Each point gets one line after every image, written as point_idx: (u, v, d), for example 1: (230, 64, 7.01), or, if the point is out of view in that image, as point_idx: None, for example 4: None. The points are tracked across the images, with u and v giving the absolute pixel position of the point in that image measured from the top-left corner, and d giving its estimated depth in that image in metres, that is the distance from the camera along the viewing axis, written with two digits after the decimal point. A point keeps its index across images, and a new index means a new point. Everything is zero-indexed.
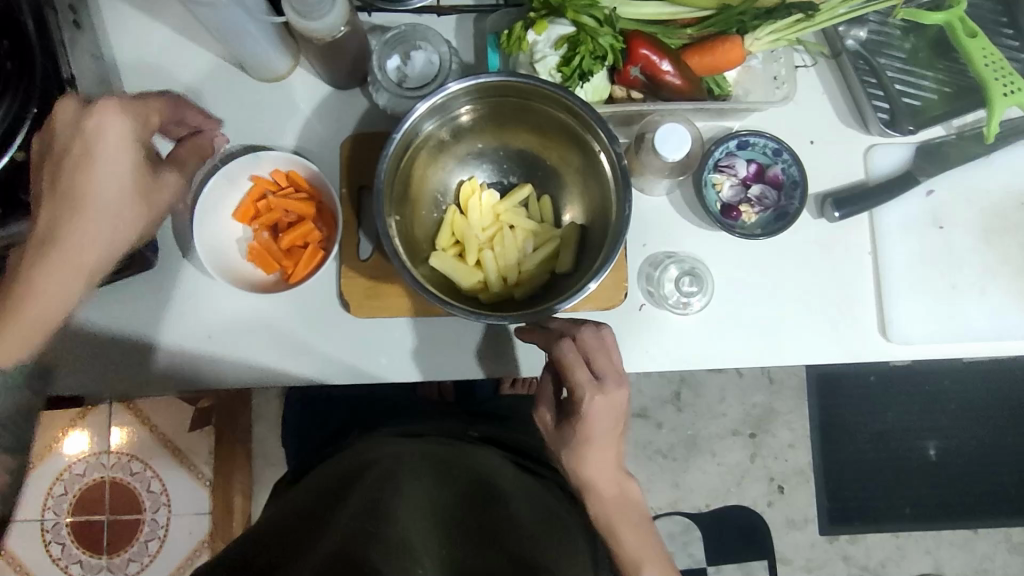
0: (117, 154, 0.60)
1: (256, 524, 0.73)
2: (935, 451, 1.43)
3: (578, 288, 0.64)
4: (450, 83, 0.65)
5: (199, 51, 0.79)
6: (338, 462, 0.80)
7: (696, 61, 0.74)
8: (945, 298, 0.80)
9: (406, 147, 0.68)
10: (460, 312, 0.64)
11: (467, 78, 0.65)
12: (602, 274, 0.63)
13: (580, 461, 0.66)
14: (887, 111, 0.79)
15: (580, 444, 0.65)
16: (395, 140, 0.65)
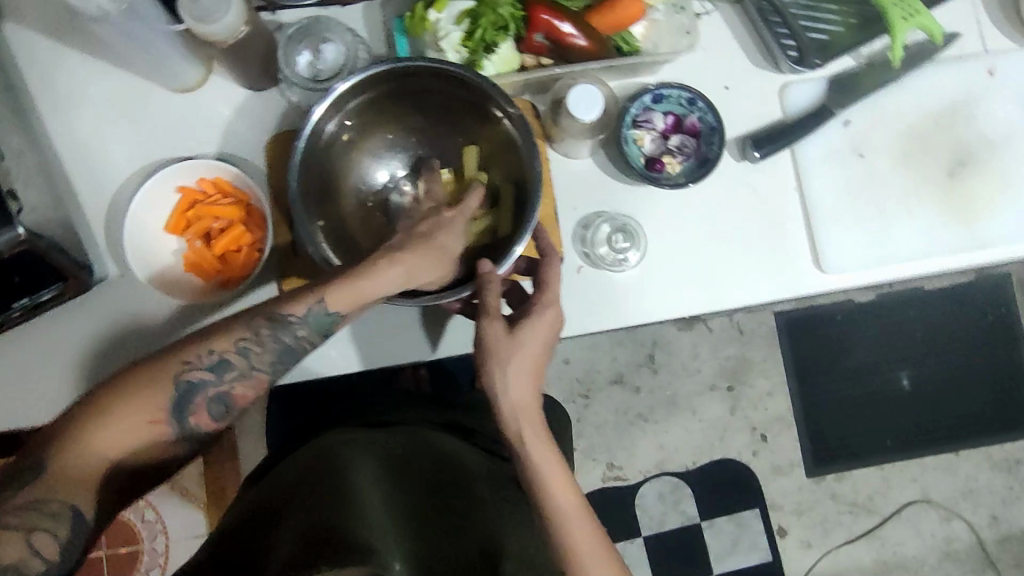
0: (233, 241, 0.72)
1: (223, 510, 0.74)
2: (910, 381, 1.45)
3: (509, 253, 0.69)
4: (337, 85, 0.68)
5: (112, 71, 0.79)
6: (300, 447, 0.79)
7: (598, 20, 0.75)
8: (874, 223, 0.82)
9: (317, 149, 0.71)
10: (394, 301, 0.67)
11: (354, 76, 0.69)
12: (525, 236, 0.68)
13: (515, 380, 0.65)
14: (796, 47, 0.80)
15: (518, 354, 0.65)
16: (301, 142, 0.69)
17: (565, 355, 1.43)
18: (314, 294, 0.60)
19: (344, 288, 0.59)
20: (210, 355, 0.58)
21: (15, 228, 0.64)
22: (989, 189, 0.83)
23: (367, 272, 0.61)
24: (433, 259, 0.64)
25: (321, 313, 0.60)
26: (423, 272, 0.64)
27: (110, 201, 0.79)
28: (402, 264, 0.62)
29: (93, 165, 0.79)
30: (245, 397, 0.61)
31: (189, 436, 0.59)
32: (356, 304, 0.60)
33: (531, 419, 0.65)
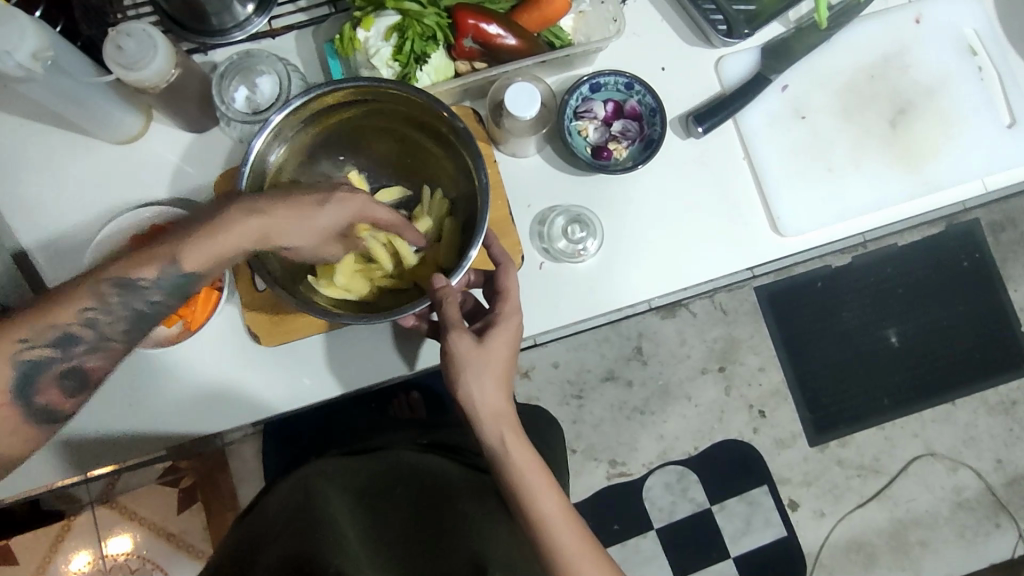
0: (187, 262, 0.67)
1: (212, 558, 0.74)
2: (896, 337, 1.46)
3: (463, 259, 0.67)
4: (273, 114, 0.67)
5: (52, 131, 0.79)
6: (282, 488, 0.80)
7: (526, 19, 0.76)
8: (826, 182, 0.83)
9: (261, 179, 0.70)
10: (355, 321, 0.66)
11: (292, 100, 0.67)
12: (477, 241, 0.66)
13: (486, 392, 0.65)
14: (724, 21, 0.81)
15: (486, 365, 0.65)
16: (247, 173, 0.68)
17: (553, 358, 1.42)
18: (163, 254, 0.58)
19: (197, 250, 0.58)
20: (53, 330, 0.55)
21: None
22: (932, 132, 0.85)
23: (223, 220, 0.59)
24: (301, 223, 0.61)
25: (173, 274, 0.58)
26: (286, 233, 0.61)
27: (64, 262, 0.78)
28: (260, 217, 0.59)
29: (43, 228, 0.78)
30: (101, 369, 0.59)
31: (43, 416, 0.57)
32: (209, 262, 0.59)
33: (509, 423, 0.66)
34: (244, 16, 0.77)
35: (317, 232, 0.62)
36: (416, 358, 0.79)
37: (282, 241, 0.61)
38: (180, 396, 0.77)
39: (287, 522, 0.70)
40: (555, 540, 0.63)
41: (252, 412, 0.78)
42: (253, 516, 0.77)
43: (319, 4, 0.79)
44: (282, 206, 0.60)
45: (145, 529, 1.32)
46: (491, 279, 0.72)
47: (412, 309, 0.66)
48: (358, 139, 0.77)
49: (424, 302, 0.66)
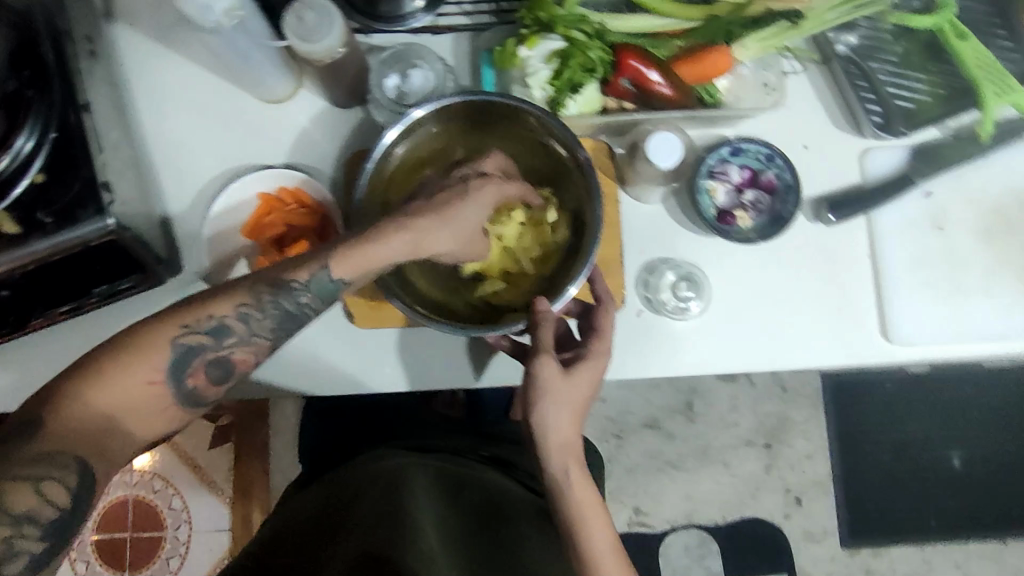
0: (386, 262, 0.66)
1: (280, 527, 0.74)
2: (959, 461, 1.39)
3: (558, 294, 0.67)
4: (414, 109, 0.69)
5: (207, 75, 0.83)
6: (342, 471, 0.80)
7: (685, 70, 0.75)
8: (947, 299, 0.80)
9: (385, 169, 0.72)
10: (439, 326, 0.66)
11: (434, 100, 0.69)
12: (579, 277, 0.66)
13: (558, 419, 0.63)
14: (881, 114, 0.80)
15: (564, 397, 0.63)
16: (371, 164, 0.70)
17: (604, 393, 1.41)
18: (321, 258, 0.59)
19: (351, 259, 0.59)
20: (211, 320, 0.56)
21: (105, 219, 0.67)
22: None
23: (377, 239, 0.60)
24: (448, 229, 0.63)
25: (326, 280, 0.59)
26: (432, 245, 0.63)
27: (190, 200, 0.82)
28: (412, 230, 0.61)
29: (180, 163, 0.82)
30: (245, 362, 0.59)
31: (189, 400, 0.58)
32: (360, 272, 0.60)
33: (574, 455, 0.64)
34: (411, 10, 0.80)
35: (461, 231, 0.65)
36: (491, 371, 0.80)
37: (430, 252, 0.63)
38: None
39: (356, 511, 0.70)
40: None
41: (325, 384, 0.80)
42: (317, 489, 0.79)
43: (484, 12, 0.81)
44: (438, 227, 0.63)
45: (176, 455, 1.36)
46: (587, 313, 0.70)
47: (501, 330, 0.65)
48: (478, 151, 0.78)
49: (519, 324, 0.65)
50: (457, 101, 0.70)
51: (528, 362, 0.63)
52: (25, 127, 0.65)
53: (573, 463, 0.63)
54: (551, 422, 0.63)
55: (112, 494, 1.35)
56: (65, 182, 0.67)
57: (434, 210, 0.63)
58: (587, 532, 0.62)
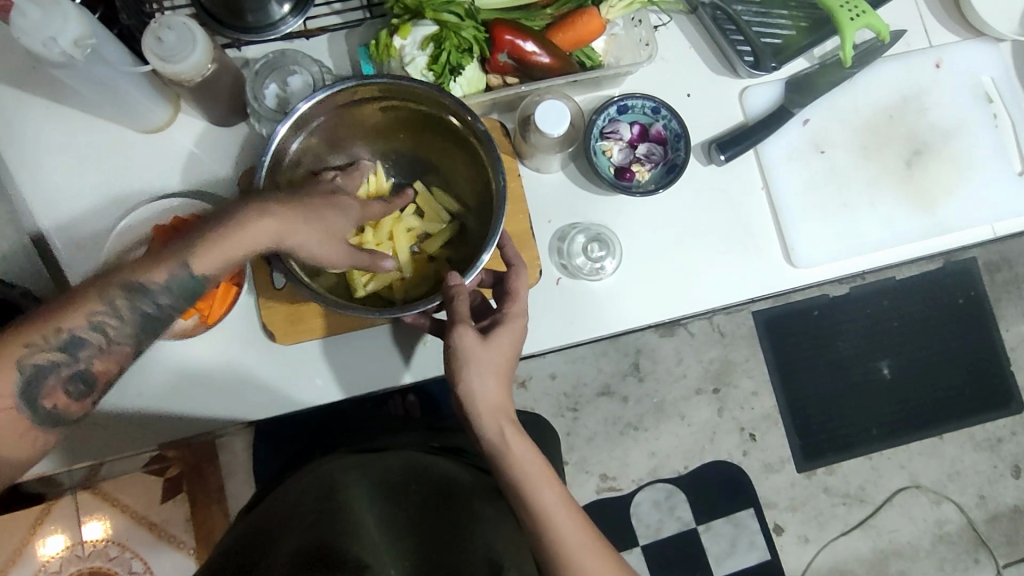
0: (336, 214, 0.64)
1: (220, 554, 0.72)
2: (888, 369, 1.48)
3: (474, 263, 0.67)
4: (298, 105, 0.67)
5: (76, 114, 0.79)
6: (287, 489, 0.78)
7: (560, 38, 0.77)
8: (843, 217, 0.85)
9: (279, 169, 0.70)
10: (360, 313, 0.66)
11: (317, 94, 0.67)
12: (490, 246, 0.66)
13: (483, 386, 0.63)
14: (751, 54, 0.84)
15: (486, 364, 0.64)
16: (266, 164, 0.67)
17: (551, 370, 1.43)
18: (175, 258, 0.58)
19: (212, 251, 0.58)
20: (58, 334, 0.55)
21: None
22: (947, 176, 0.87)
23: (246, 221, 0.59)
24: (312, 225, 0.62)
25: (184, 276, 0.58)
26: (297, 234, 0.61)
27: (81, 247, 0.78)
28: (278, 218, 0.60)
29: (64, 212, 0.78)
30: (110, 371, 0.59)
31: (53, 418, 0.57)
32: (220, 262, 0.59)
33: (507, 418, 0.64)
34: (278, 16, 0.76)
35: (321, 227, 0.63)
36: (425, 363, 0.80)
37: (294, 246, 0.62)
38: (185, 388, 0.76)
39: (303, 521, 0.69)
40: (560, 538, 0.61)
41: (261, 409, 0.78)
42: (264, 507, 0.76)
43: (355, 8, 0.79)
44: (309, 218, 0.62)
45: (129, 518, 1.30)
46: (502, 280, 0.71)
47: (420, 308, 0.67)
48: (374, 137, 0.77)
49: (437, 300, 0.67)
50: (343, 88, 0.68)
51: (447, 335, 0.64)
52: None
53: (509, 426, 0.64)
54: (479, 390, 0.63)
55: (67, 570, 1.29)
56: None
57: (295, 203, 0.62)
58: (537, 492, 0.62)
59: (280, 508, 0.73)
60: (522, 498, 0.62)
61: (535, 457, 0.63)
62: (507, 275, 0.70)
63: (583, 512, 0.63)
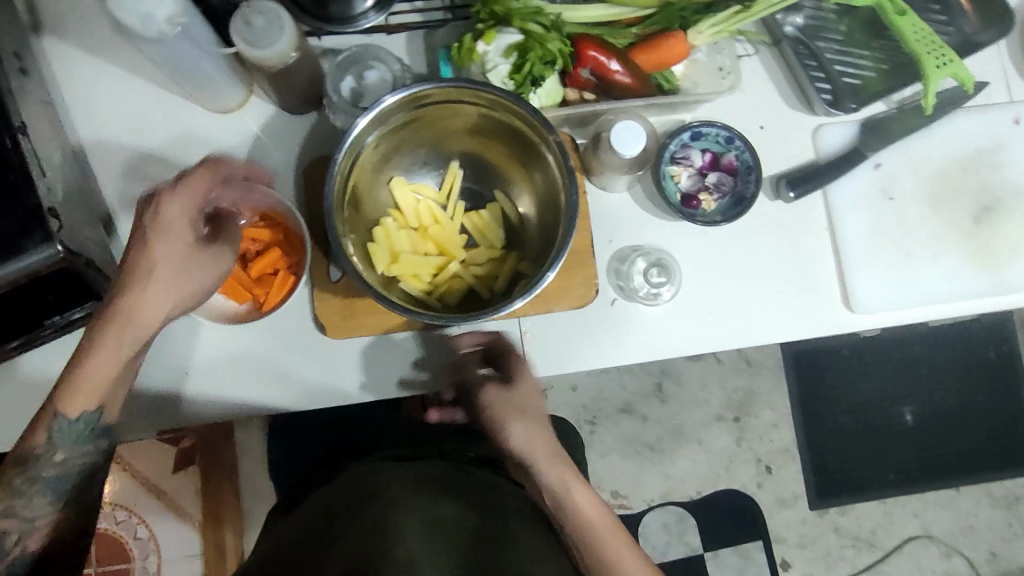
0: (180, 225, 0.61)
1: (266, 551, 0.73)
2: (911, 416, 1.46)
3: (535, 281, 0.66)
4: (385, 96, 0.65)
5: (149, 87, 0.79)
6: (329, 489, 0.79)
7: (643, 59, 0.76)
8: (904, 265, 0.83)
9: (353, 161, 0.68)
10: (427, 318, 0.65)
11: (403, 90, 0.65)
12: (556, 264, 0.65)
13: (513, 428, 0.69)
14: (830, 91, 0.82)
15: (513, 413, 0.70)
16: (342, 153, 0.66)
17: (574, 382, 1.42)
18: (49, 411, 0.61)
19: (76, 388, 0.60)
20: (32, 456, 0.62)
21: (54, 246, 0.64)
22: (1013, 234, 0.85)
23: (90, 349, 0.60)
24: (149, 296, 0.60)
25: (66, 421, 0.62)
26: (144, 312, 0.61)
27: None
28: (115, 325, 0.60)
29: (130, 184, 0.79)
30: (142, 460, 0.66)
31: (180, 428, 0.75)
32: (94, 395, 0.61)
33: (541, 451, 0.69)
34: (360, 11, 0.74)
35: (159, 295, 0.61)
36: (471, 371, 0.78)
37: (156, 315, 0.62)
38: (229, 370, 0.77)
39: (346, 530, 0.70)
40: (597, 548, 0.65)
41: (300, 398, 0.78)
42: (308, 505, 0.78)
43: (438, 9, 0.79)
44: (158, 239, 0.60)
45: (137, 484, 1.27)
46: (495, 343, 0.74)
47: (491, 317, 0.65)
48: (442, 138, 0.76)
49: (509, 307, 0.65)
50: (428, 88, 0.66)
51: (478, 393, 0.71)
52: None
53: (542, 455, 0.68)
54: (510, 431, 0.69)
55: None
56: (12, 213, 0.64)
57: (133, 273, 0.60)
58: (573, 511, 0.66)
59: (326, 509, 0.75)
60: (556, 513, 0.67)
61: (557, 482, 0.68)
62: (495, 344, 0.74)
63: (610, 516, 0.68)
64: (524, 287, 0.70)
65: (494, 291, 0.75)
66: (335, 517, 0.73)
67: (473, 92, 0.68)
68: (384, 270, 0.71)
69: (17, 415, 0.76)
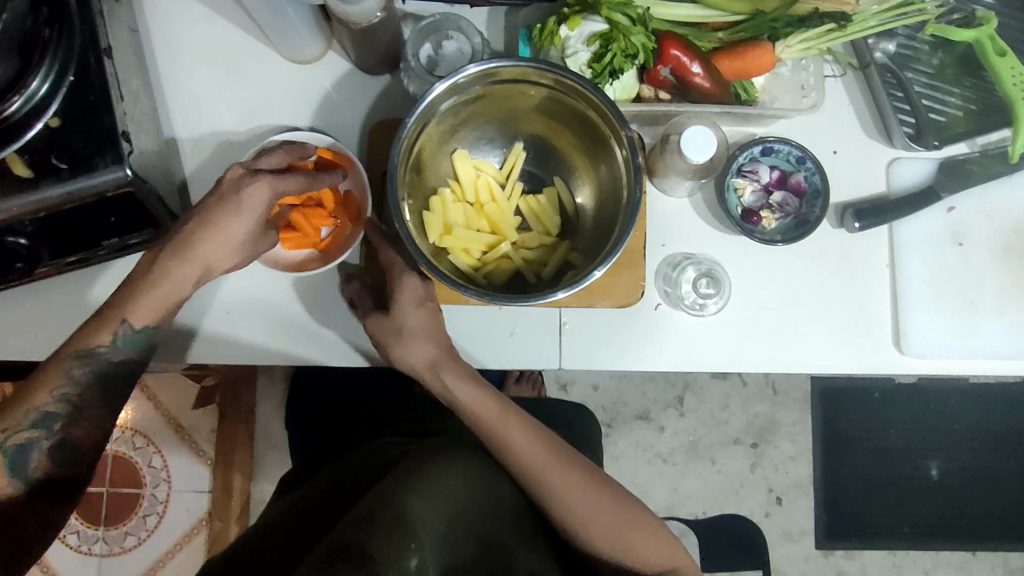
0: (254, 210, 0.64)
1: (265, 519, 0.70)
2: (936, 471, 1.41)
3: (585, 274, 0.65)
4: (466, 66, 0.64)
5: (231, 28, 0.81)
6: (336, 466, 0.76)
7: (725, 65, 0.74)
8: (960, 314, 0.80)
9: (421, 127, 0.68)
10: (473, 294, 0.64)
11: (483, 63, 0.65)
12: (609, 260, 0.64)
13: (517, 447, 0.67)
14: (913, 125, 0.79)
15: (522, 430, 0.68)
16: (414, 117, 0.65)
17: (595, 382, 1.41)
18: (115, 319, 0.63)
19: (148, 305, 0.63)
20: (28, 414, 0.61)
21: (122, 168, 0.65)
22: None
23: (165, 275, 0.63)
24: (220, 241, 0.63)
25: (129, 334, 0.63)
26: (217, 254, 0.64)
27: (205, 155, 0.80)
28: (187, 260, 0.63)
29: (199, 121, 0.80)
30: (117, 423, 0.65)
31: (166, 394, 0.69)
32: (158, 313, 0.64)
33: (554, 463, 0.67)
34: None
35: (233, 243, 0.64)
36: (501, 355, 0.77)
37: (221, 264, 0.65)
38: (267, 315, 0.78)
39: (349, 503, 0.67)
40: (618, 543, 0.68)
41: (332, 353, 0.78)
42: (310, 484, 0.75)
43: None
44: (236, 211, 0.63)
45: (158, 414, 1.31)
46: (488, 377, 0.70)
47: (535, 301, 0.64)
48: (511, 117, 0.75)
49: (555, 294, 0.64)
50: (509, 64, 0.66)
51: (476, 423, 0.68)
52: (41, 68, 0.62)
53: (553, 465, 0.67)
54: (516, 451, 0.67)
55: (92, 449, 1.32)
56: (88, 131, 0.65)
57: (203, 219, 0.62)
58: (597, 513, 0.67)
59: (333, 487, 0.71)
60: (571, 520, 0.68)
61: (588, 472, 0.69)
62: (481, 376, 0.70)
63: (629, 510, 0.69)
64: (573, 278, 0.69)
65: (540, 277, 0.75)
66: (339, 494, 0.69)
67: (549, 73, 0.66)
68: (436, 240, 0.72)
69: (61, 326, 0.79)
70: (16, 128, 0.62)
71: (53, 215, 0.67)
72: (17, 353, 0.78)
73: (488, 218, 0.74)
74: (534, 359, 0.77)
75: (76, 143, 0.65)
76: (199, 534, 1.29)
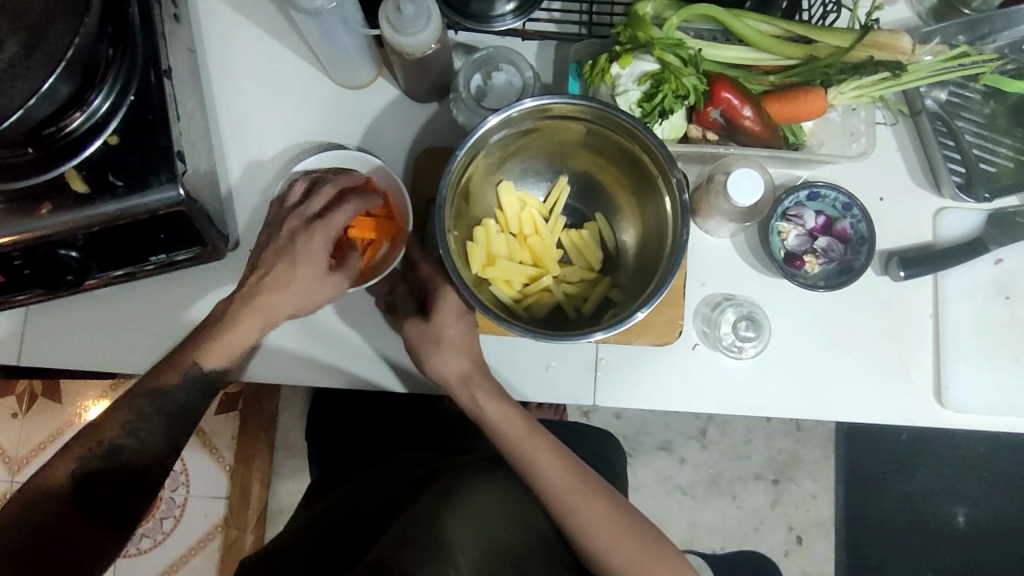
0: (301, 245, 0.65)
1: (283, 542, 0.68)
2: (962, 518, 1.38)
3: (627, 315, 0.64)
4: (524, 100, 0.65)
5: (284, 51, 0.82)
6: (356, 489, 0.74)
7: (775, 108, 0.74)
8: (1003, 368, 0.79)
9: (472, 158, 0.68)
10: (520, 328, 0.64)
11: (539, 99, 0.65)
12: (653, 302, 0.63)
13: (544, 469, 0.67)
14: (962, 174, 0.79)
15: (548, 453, 0.68)
16: (466, 149, 0.65)
17: (617, 410, 1.40)
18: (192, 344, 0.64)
19: (216, 348, 0.64)
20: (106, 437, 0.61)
21: (176, 188, 0.66)
22: None
23: (230, 324, 0.64)
24: (279, 286, 0.65)
25: (196, 370, 0.64)
26: (278, 295, 0.65)
27: (253, 174, 0.81)
28: (252, 307, 0.65)
29: (249, 140, 0.81)
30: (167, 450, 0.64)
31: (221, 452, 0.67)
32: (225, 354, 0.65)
33: (580, 487, 0.67)
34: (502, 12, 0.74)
35: (293, 285, 0.65)
36: (537, 386, 0.77)
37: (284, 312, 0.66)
38: (306, 334, 0.78)
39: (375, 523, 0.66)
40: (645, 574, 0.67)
41: (366, 376, 0.79)
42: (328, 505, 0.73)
43: (573, 23, 0.80)
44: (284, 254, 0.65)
45: None
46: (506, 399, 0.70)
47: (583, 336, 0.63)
48: (558, 152, 0.76)
49: (600, 331, 0.63)
50: (564, 102, 0.66)
51: (502, 445, 0.68)
52: (103, 86, 0.64)
53: (578, 489, 0.67)
54: (543, 474, 0.67)
55: None
56: (146, 149, 0.67)
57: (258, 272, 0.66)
58: (621, 540, 0.67)
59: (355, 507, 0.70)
60: (598, 547, 0.67)
61: (616, 503, 0.68)
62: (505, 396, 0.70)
63: (652, 539, 0.68)
64: (615, 316, 0.69)
65: (577, 313, 0.75)
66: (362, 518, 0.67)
67: (601, 112, 0.67)
68: (479, 270, 0.72)
69: (99, 333, 0.79)
70: (75, 143, 0.65)
71: (107, 231, 0.68)
72: (56, 357, 0.79)
73: (530, 252, 0.74)
74: (568, 392, 0.77)
75: (132, 160, 0.66)
76: (213, 540, 1.29)
